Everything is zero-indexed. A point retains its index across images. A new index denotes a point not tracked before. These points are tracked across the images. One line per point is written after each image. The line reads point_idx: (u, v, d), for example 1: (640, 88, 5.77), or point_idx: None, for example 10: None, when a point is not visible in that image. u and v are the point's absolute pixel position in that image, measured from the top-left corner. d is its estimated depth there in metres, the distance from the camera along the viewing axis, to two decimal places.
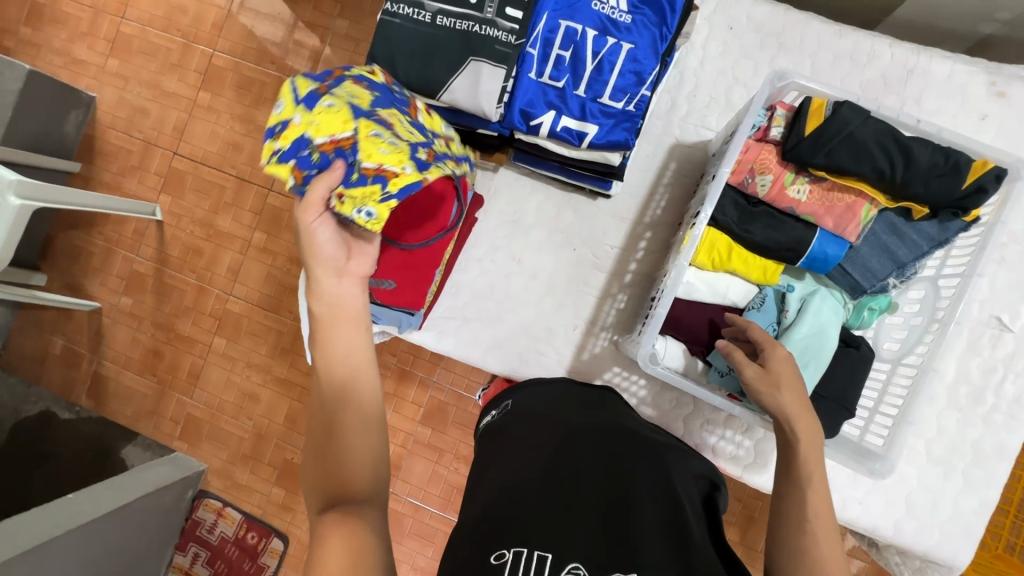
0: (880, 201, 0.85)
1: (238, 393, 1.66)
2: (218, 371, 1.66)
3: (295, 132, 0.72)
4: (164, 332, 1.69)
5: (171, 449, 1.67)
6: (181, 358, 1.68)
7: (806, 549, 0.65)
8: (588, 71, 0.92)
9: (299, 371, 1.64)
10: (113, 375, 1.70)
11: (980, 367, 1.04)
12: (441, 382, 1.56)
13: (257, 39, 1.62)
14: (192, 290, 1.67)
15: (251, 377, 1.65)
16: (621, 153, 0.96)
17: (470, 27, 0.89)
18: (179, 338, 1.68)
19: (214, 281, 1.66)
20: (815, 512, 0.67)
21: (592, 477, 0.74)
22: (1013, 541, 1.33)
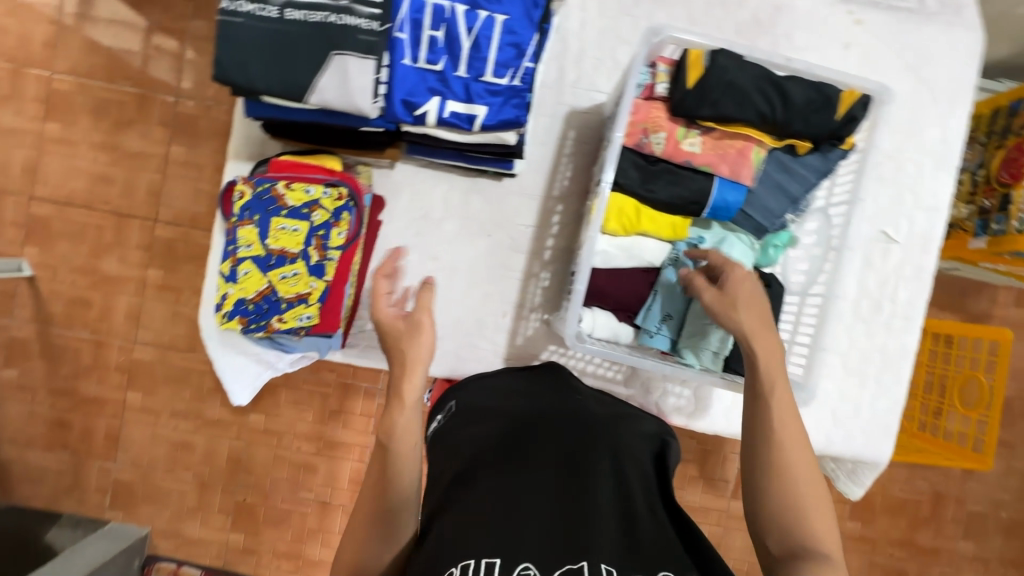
0: (767, 142, 0.87)
1: (170, 446, 1.51)
2: (139, 429, 1.51)
3: (231, 299, 0.95)
4: (65, 398, 1.49)
5: (105, 521, 1.51)
6: (93, 423, 1.50)
7: (776, 460, 0.66)
8: (465, 50, 0.87)
9: (232, 408, 1.52)
10: (16, 457, 1.50)
11: (877, 280, 1.13)
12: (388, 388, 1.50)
13: (103, 53, 1.41)
14: (88, 346, 1.48)
15: (180, 426, 1.51)
16: (516, 131, 0.93)
17: (326, 18, 0.79)
18: (86, 402, 1.50)
19: (111, 332, 1.48)
20: (788, 440, 0.67)
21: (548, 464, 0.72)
22: (924, 419, 1.53)
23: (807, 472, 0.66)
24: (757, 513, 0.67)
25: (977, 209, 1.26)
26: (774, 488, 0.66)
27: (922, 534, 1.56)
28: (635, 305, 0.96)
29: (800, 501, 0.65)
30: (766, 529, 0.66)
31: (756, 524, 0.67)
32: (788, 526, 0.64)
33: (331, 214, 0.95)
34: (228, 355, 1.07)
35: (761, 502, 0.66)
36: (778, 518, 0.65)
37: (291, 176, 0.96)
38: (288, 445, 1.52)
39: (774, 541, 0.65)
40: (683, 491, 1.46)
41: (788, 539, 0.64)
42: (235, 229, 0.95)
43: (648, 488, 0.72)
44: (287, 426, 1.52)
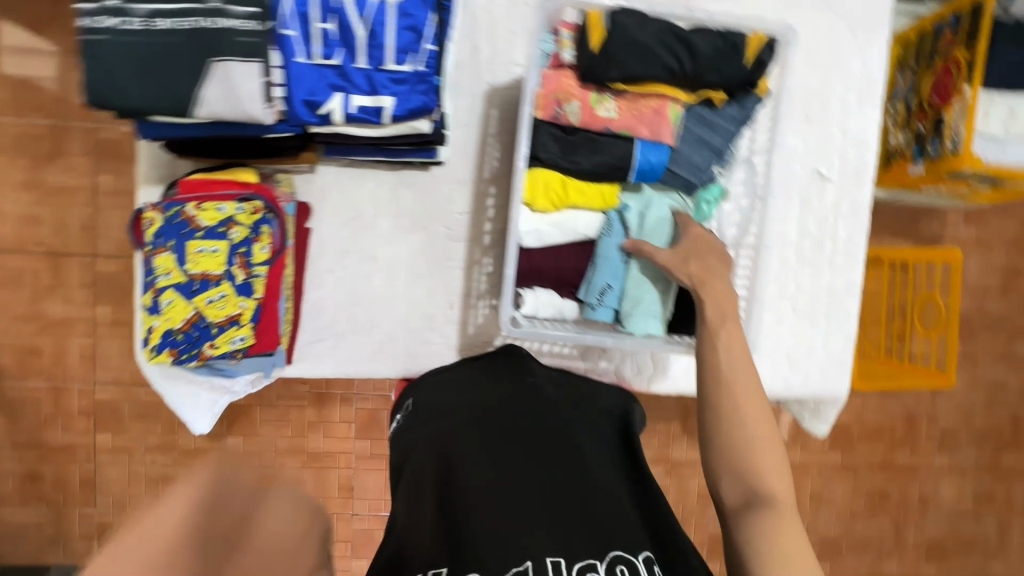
0: (682, 97, 0.86)
1: (150, 482, 1.47)
2: (115, 469, 1.46)
3: (157, 332, 0.90)
4: (33, 450, 1.44)
5: None
6: (65, 471, 1.45)
7: (724, 402, 0.65)
8: (362, 39, 0.82)
9: (208, 435, 1.47)
10: None
11: (815, 220, 1.13)
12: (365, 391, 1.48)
13: (6, 84, 1.31)
14: (46, 394, 1.42)
15: (157, 461, 1.46)
16: (428, 118, 0.89)
17: (198, 23, 0.75)
18: (55, 451, 1.44)
19: (68, 376, 1.41)
20: (735, 386, 0.65)
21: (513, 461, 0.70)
22: (891, 345, 1.54)
23: (756, 413, 0.64)
24: (710, 461, 0.64)
25: (913, 135, 1.25)
26: (726, 430, 0.63)
27: (901, 454, 1.60)
28: (575, 280, 0.95)
29: (750, 443, 0.62)
30: (719, 474, 0.63)
31: (710, 473, 0.64)
32: (739, 469, 0.61)
33: (250, 229, 0.92)
34: (175, 386, 1.03)
35: (712, 448, 0.64)
36: (728, 460, 0.62)
37: (202, 195, 0.91)
38: (271, 462, 1.48)
39: (727, 488, 0.62)
40: (668, 449, 1.48)
41: (740, 483, 0.61)
42: (151, 259, 0.90)
43: (608, 474, 0.72)
44: (267, 444, 1.47)
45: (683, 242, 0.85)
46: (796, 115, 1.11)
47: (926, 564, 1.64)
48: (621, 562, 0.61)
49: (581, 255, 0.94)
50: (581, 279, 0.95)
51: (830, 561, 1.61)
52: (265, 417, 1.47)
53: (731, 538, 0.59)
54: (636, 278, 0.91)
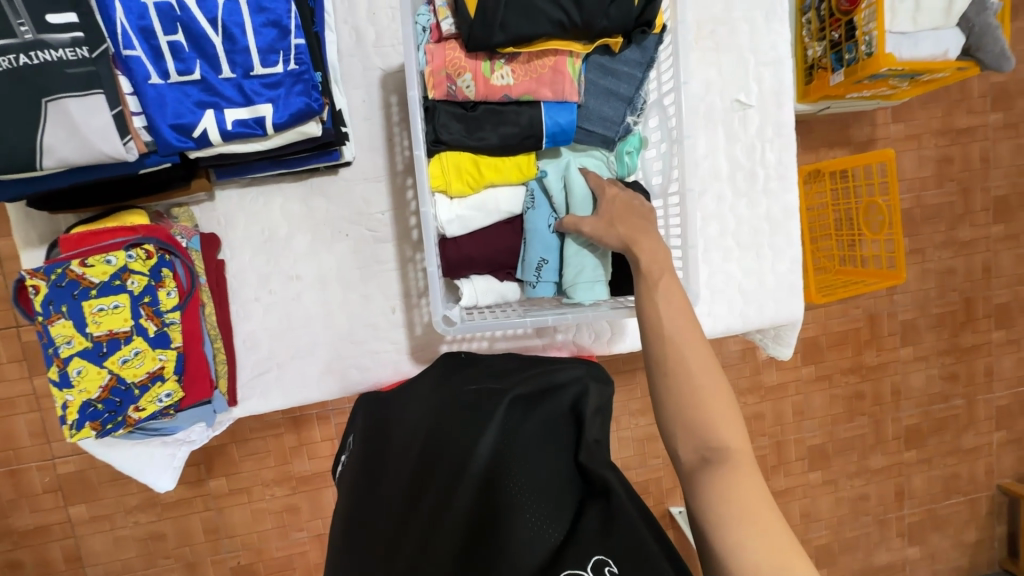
0: (578, 50, 0.80)
1: (138, 543, 1.40)
2: (100, 538, 1.38)
3: (72, 408, 0.82)
4: (6, 538, 1.35)
5: None
6: (46, 552, 1.37)
7: (670, 358, 0.61)
8: (219, 47, 0.74)
9: (188, 483, 1.40)
10: None
11: (744, 150, 1.11)
12: (340, 406, 1.43)
13: None
14: (4, 480, 1.32)
15: (141, 521, 1.39)
16: (316, 119, 0.81)
17: (15, 62, 0.66)
18: (29, 535, 1.36)
19: (23, 456, 1.32)
20: (678, 338, 0.62)
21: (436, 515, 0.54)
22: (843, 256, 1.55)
23: (702, 365, 0.61)
24: (662, 420, 0.61)
25: (828, 45, 1.23)
26: (675, 386, 0.60)
27: (868, 354, 1.65)
28: (511, 261, 0.91)
29: (700, 398, 0.59)
30: (673, 433, 0.59)
31: (665, 433, 0.61)
32: (692, 425, 0.58)
33: (149, 276, 0.84)
34: (123, 450, 0.97)
35: (662, 407, 0.61)
36: (680, 418, 0.59)
37: (86, 250, 0.82)
38: (262, 496, 1.42)
39: (682, 446, 0.59)
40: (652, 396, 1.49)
41: (694, 440, 0.58)
42: (44, 329, 0.80)
43: (559, 483, 0.56)
44: (252, 478, 1.42)
45: (603, 209, 0.82)
46: (705, 46, 1.08)
47: (908, 451, 1.72)
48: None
49: (511, 234, 0.90)
50: (516, 260, 0.91)
51: (822, 468, 1.67)
52: (244, 453, 1.40)
53: (689, 496, 0.57)
54: (570, 245, 0.87)
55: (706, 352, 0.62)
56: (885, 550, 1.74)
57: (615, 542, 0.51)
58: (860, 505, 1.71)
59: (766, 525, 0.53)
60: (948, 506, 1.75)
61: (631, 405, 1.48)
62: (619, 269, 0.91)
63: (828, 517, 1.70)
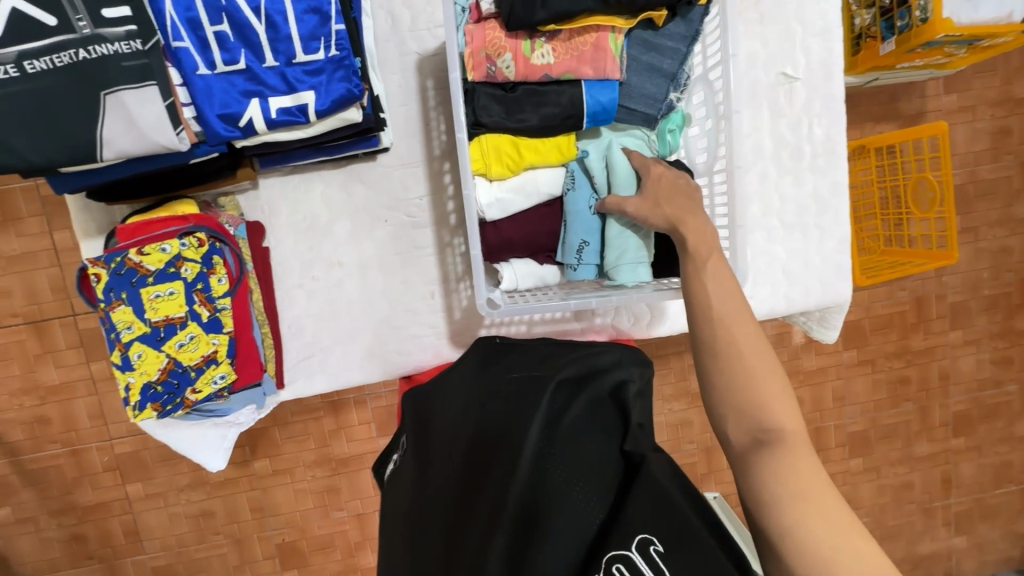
0: (621, 25, 0.78)
1: (190, 520, 1.47)
2: (154, 514, 1.46)
3: (134, 389, 0.86)
4: (70, 514, 1.44)
5: None
6: (106, 527, 1.46)
7: (720, 338, 0.60)
8: (263, 35, 0.75)
9: (234, 464, 1.46)
10: None
11: (790, 126, 1.07)
12: (376, 390, 1.46)
13: None
14: (66, 459, 1.40)
15: (191, 499, 1.46)
16: (356, 105, 0.81)
17: (75, 57, 0.68)
18: (91, 510, 1.44)
19: (83, 437, 1.40)
20: (726, 316, 0.61)
21: (486, 507, 0.54)
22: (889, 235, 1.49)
23: (754, 345, 0.59)
24: (711, 402, 0.60)
25: (878, 11, 1.17)
26: (726, 367, 0.59)
27: (915, 338, 1.58)
28: (551, 244, 0.90)
29: (752, 379, 0.58)
30: (724, 415, 0.58)
31: (715, 416, 0.60)
32: (745, 407, 0.57)
33: (201, 263, 0.87)
34: (179, 430, 1.01)
35: (712, 389, 0.59)
36: (731, 399, 0.58)
37: (142, 240, 0.85)
38: (303, 476, 1.48)
39: (733, 428, 0.57)
40: (687, 380, 1.47)
41: (747, 423, 0.57)
42: (107, 315, 0.84)
43: (604, 467, 0.56)
44: (294, 460, 1.47)
45: (646, 190, 0.80)
46: (750, 17, 1.03)
47: (956, 439, 1.65)
48: (618, 562, 0.50)
49: (551, 217, 0.89)
50: (556, 242, 0.90)
51: (863, 455, 1.63)
52: (285, 435, 1.45)
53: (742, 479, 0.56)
54: (612, 227, 0.86)
55: (756, 330, 0.60)
56: (930, 540, 1.69)
57: (662, 525, 0.51)
58: (903, 493, 1.66)
59: (826, 507, 0.52)
60: (998, 496, 1.68)
61: (665, 390, 1.46)
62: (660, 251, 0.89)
63: (870, 505, 1.65)
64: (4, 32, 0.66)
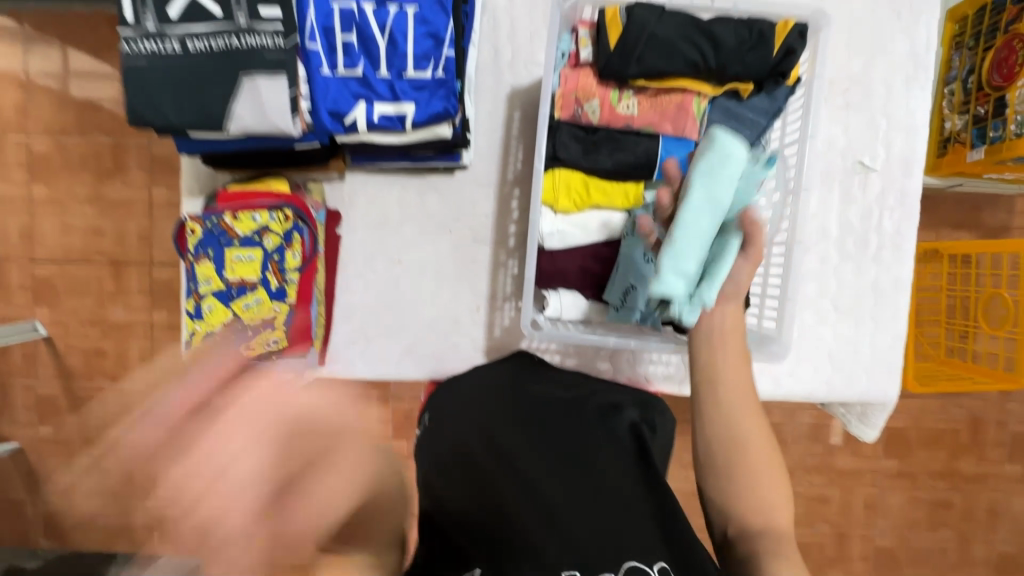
0: (707, 91, 0.82)
1: None
2: None
3: (199, 336, 0.95)
4: (101, 445, 1.55)
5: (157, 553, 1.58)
6: (129, 465, 1.55)
7: (732, 437, 0.65)
8: (382, 49, 0.84)
9: None
10: (65, 507, 1.57)
11: (859, 214, 1.07)
12: (400, 391, 1.51)
13: (73, 109, 1.42)
14: (111, 393, 1.52)
15: None
16: (449, 123, 0.88)
17: (228, 43, 0.79)
18: (119, 446, 1.54)
19: (130, 376, 1.51)
20: (739, 410, 0.66)
21: (516, 490, 0.68)
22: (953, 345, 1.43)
23: (762, 448, 0.65)
24: (714, 498, 0.65)
25: (970, 118, 1.16)
26: (735, 465, 0.64)
27: (965, 462, 1.48)
28: (601, 281, 0.92)
29: (758, 480, 0.63)
30: (729, 511, 0.63)
31: (718, 511, 0.64)
32: (750, 506, 0.62)
33: (282, 237, 0.95)
34: None
35: (719, 485, 0.64)
36: (737, 497, 0.63)
37: (238, 206, 0.95)
38: None
39: (733, 525, 0.62)
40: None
41: (750, 520, 0.62)
42: (192, 267, 0.94)
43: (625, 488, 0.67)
44: None
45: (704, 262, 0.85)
46: (834, 103, 1.05)
47: None
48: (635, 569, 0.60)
49: (603, 255, 0.92)
50: (606, 281, 0.92)
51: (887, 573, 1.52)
52: None
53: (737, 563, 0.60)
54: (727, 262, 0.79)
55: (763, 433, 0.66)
56: None
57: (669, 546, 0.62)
58: None
59: None
60: None
61: (685, 456, 1.43)
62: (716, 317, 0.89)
63: None
64: (180, 14, 0.78)
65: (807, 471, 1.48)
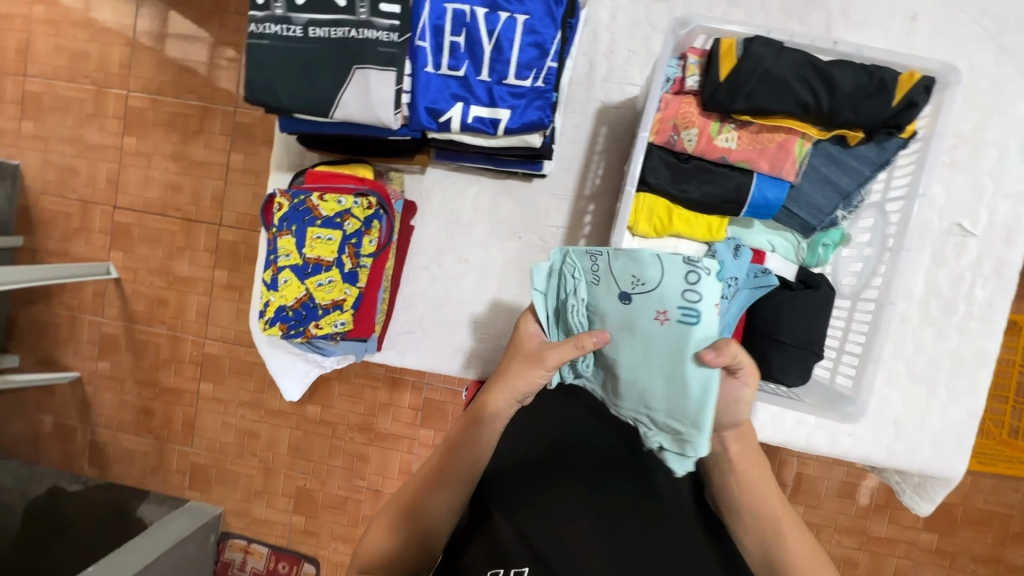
0: (812, 134, 0.80)
1: (237, 433, 1.61)
2: (212, 417, 1.62)
3: (272, 306, 0.99)
4: (149, 388, 1.63)
5: (185, 499, 1.65)
6: (172, 411, 1.63)
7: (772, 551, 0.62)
8: (487, 53, 0.85)
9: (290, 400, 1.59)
10: (110, 440, 1.67)
11: (948, 278, 1.01)
12: (434, 382, 1.52)
13: (170, 70, 1.50)
14: (166, 341, 1.60)
15: (246, 415, 1.60)
16: (540, 133, 0.89)
17: (346, 33, 0.83)
18: (166, 391, 1.63)
19: (186, 328, 1.59)
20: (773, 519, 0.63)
21: (580, 472, 0.69)
22: (1017, 425, 1.29)
23: (810, 561, 0.61)
24: None
25: None
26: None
27: (1014, 551, 1.39)
28: None
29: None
30: None
31: None
32: None
33: (362, 222, 0.98)
34: (278, 354, 1.13)
35: None
36: None
37: (325, 187, 0.99)
38: (343, 435, 1.56)
39: None
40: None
41: None
42: (274, 239, 0.98)
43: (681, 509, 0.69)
44: (341, 417, 1.56)
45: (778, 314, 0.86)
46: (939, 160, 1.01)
47: None
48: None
49: None
50: None
51: None
52: (342, 391, 1.55)
53: None
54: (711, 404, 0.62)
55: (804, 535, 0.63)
56: None
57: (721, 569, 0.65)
58: None
59: None
60: None
61: None
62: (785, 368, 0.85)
63: None
64: (306, 2, 0.82)
65: (838, 532, 1.40)
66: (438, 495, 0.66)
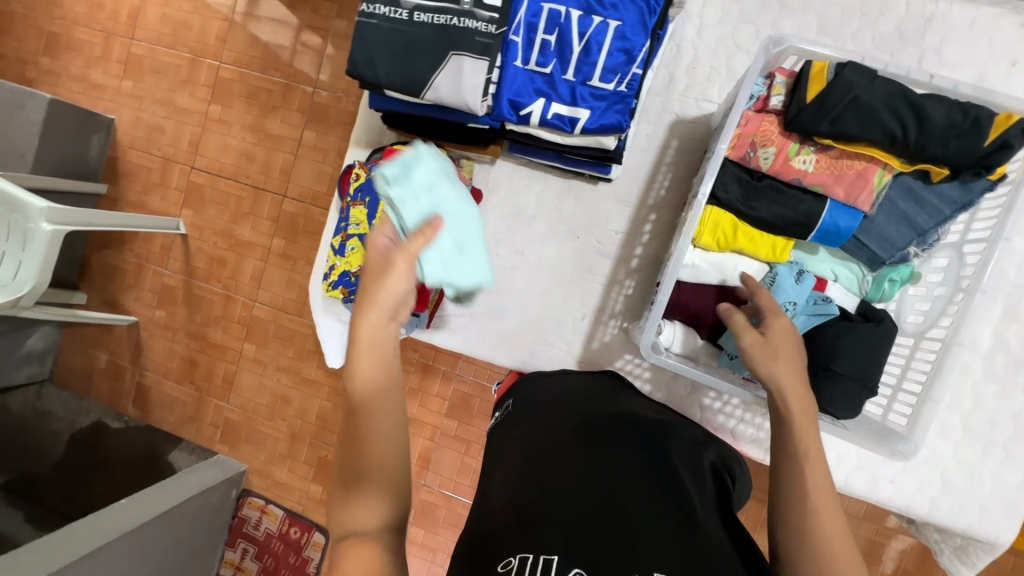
0: (894, 165, 0.79)
1: (271, 396, 1.68)
2: (251, 376, 1.69)
3: (338, 270, 1.05)
4: (198, 341, 1.73)
5: (214, 452, 1.73)
6: (215, 365, 1.72)
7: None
8: (575, 54, 0.88)
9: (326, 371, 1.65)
10: (155, 384, 1.77)
11: (1019, 335, 0.98)
12: (464, 374, 1.52)
13: (261, 47, 1.60)
14: (220, 299, 1.70)
15: (282, 380, 1.67)
16: (616, 135, 0.91)
17: (448, 21, 0.88)
18: (212, 346, 1.72)
19: (239, 289, 1.68)
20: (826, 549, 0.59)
21: (586, 466, 0.69)
22: None
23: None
24: None
25: None
26: None
27: None
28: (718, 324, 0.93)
29: None
30: None
31: None
32: None
33: None
34: (329, 320, 1.18)
35: None
36: None
37: None
38: None
39: None
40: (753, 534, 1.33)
41: None
42: (348, 208, 1.05)
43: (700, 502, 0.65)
44: None
45: (838, 345, 0.84)
46: None
47: None
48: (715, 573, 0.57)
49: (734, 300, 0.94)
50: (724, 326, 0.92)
51: None
52: None
53: None
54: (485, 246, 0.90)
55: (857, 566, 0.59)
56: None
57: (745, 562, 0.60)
58: None
59: None
60: None
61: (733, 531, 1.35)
62: (838, 401, 0.83)
63: None
64: None
65: None
66: (375, 436, 0.55)
